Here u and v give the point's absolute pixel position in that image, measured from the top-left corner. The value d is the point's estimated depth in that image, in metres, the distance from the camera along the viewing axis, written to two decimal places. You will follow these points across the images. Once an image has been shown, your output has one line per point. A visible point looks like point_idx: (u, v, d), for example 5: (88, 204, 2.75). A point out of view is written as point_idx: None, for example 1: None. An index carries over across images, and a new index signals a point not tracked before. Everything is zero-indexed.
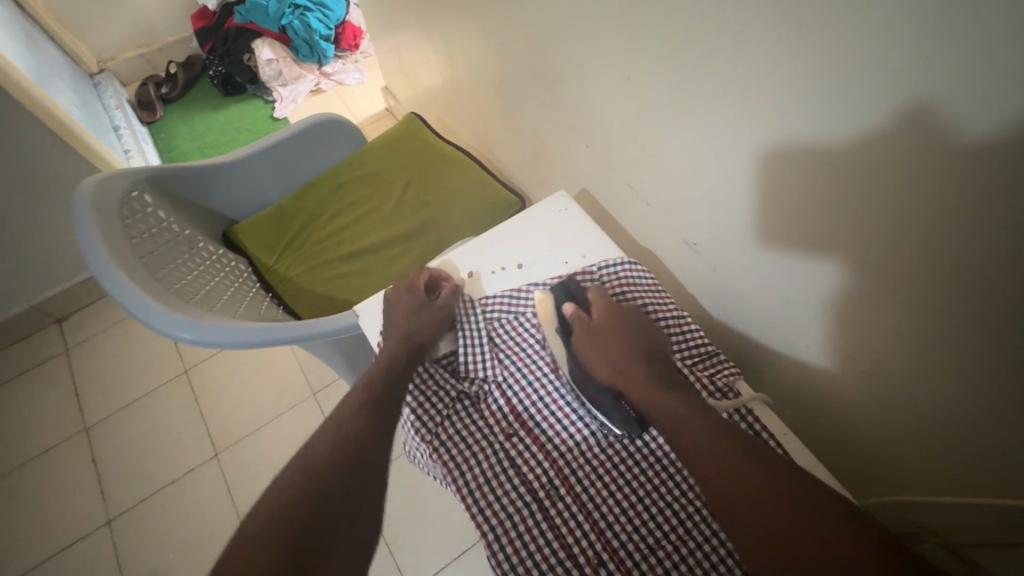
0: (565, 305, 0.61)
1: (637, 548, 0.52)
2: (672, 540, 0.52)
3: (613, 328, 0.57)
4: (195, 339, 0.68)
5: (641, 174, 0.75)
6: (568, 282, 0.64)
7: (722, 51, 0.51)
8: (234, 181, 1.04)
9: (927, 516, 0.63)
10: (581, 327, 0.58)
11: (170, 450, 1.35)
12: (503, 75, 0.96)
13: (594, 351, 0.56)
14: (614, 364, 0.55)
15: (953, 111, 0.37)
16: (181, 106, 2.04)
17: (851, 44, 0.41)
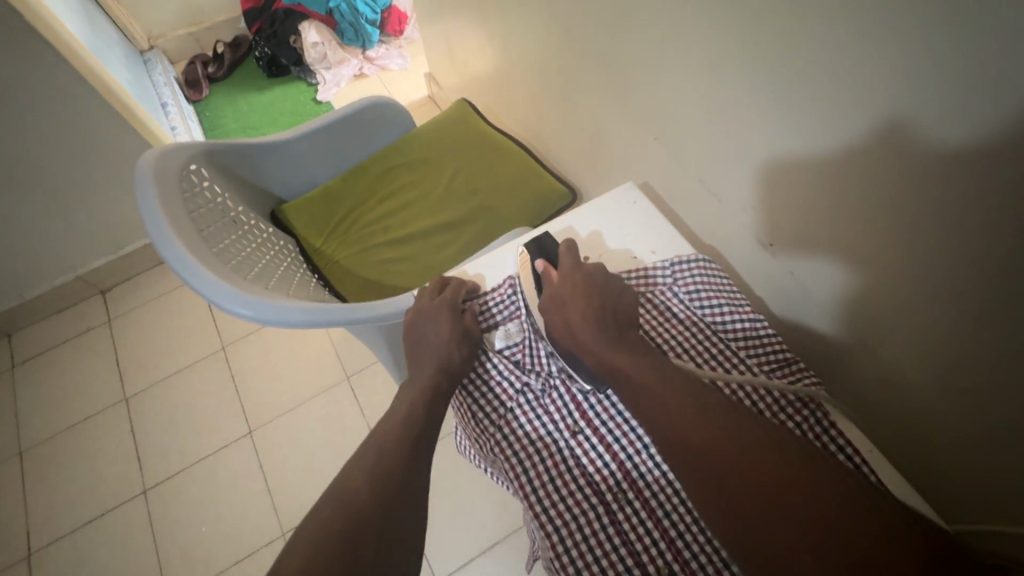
0: (535, 263, 0.61)
1: (710, 560, 0.49)
2: None
3: (571, 285, 0.56)
4: (251, 315, 0.67)
5: (711, 169, 0.71)
6: (541, 239, 0.64)
7: (827, 40, 0.47)
8: (285, 160, 1.04)
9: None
10: (547, 284, 0.58)
11: (205, 425, 1.37)
12: (563, 63, 0.93)
13: (551, 307, 0.56)
14: (566, 319, 0.54)
15: None
16: (226, 86, 2.06)
17: (1006, 32, 0.36)
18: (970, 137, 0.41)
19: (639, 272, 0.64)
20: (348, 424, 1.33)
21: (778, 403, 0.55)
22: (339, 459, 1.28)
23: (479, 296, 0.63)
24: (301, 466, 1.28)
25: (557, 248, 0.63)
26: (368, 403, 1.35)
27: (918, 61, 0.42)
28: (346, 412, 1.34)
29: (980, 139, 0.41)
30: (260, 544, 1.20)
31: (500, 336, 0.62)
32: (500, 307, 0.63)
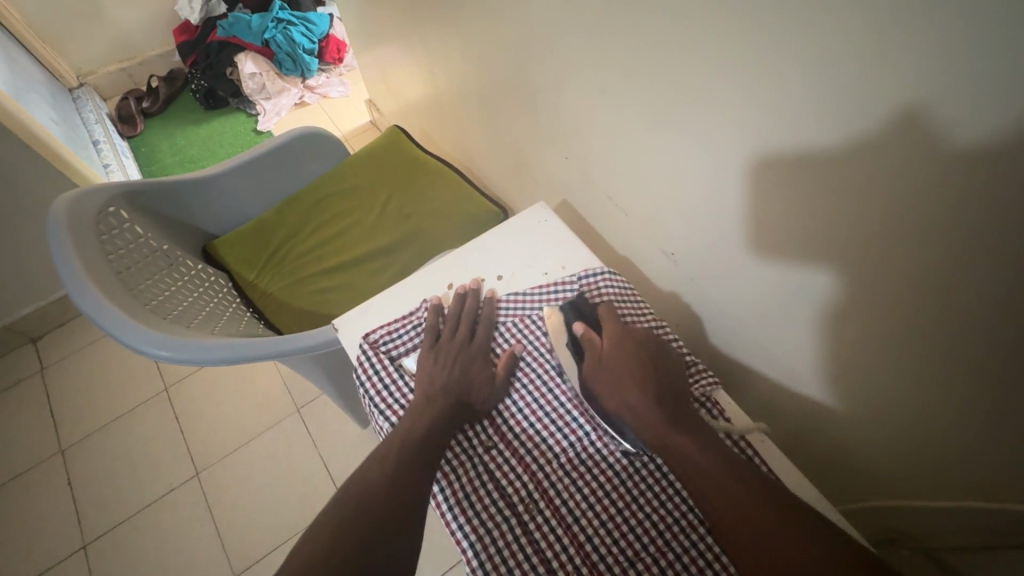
0: (575, 326, 0.61)
1: (617, 561, 0.51)
2: (652, 552, 0.51)
3: (625, 357, 0.56)
4: (171, 356, 0.66)
5: (619, 186, 0.75)
6: (576, 301, 0.64)
7: (696, 65, 0.52)
8: (215, 196, 1.04)
9: (912, 522, 0.63)
10: (591, 351, 0.58)
11: (149, 470, 1.32)
12: (484, 90, 0.97)
13: (602, 377, 0.56)
14: (620, 393, 0.55)
15: (937, 126, 0.37)
16: (162, 120, 2.02)
17: (824, 60, 0.41)
18: (816, 150, 0.46)
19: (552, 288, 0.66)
20: (299, 457, 1.30)
21: None
22: (290, 494, 1.26)
23: (398, 322, 0.65)
24: (252, 505, 1.25)
25: (594, 310, 0.63)
26: (319, 434, 1.33)
27: (766, 84, 0.46)
28: (297, 445, 1.32)
29: (823, 152, 0.45)
30: None
31: (413, 360, 0.64)
32: (415, 330, 0.65)
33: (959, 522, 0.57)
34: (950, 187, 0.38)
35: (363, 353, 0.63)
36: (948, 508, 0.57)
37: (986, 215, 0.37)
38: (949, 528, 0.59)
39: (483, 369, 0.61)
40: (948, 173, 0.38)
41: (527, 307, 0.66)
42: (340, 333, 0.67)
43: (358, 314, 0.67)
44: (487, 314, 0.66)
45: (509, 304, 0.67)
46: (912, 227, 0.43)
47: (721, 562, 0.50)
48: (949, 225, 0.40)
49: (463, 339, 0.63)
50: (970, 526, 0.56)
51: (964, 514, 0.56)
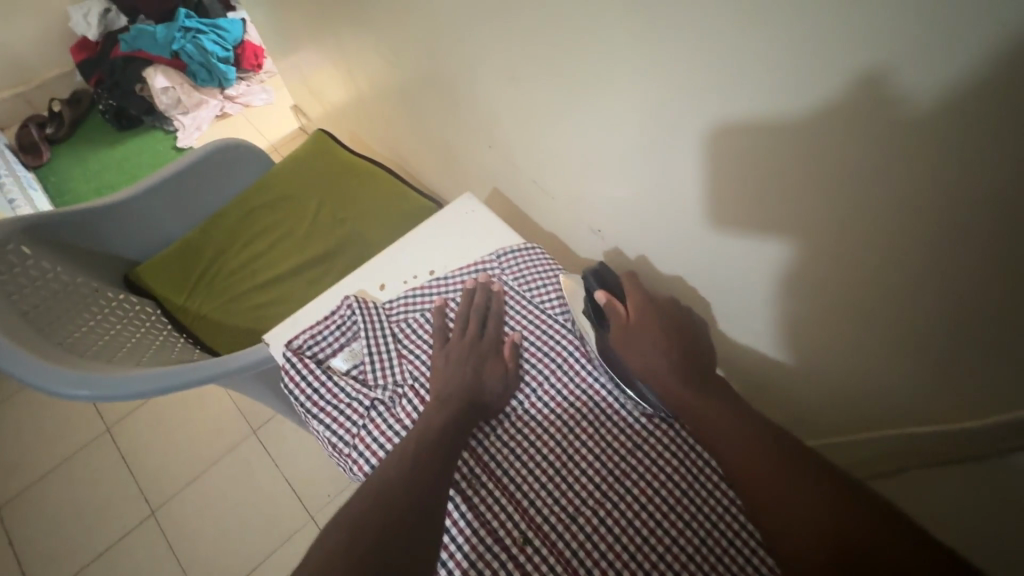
0: (597, 294, 0.59)
1: (561, 518, 0.52)
2: (592, 505, 0.53)
3: (653, 325, 0.55)
4: (93, 395, 0.63)
5: (543, 168, 0.76)
6: (600, 268, 0.62)
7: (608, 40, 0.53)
8: (131, 220, 0.98)
9: (849, 458, 0.63)
10: (614, 319, 0.57)
11: (100, 516, 1.25)
12: (404, 86, 0.95)
13: (626, 345, 0.55)
14: (647, 361, 0.53)
15: (808, 74, 0.40)
16: (70, 145, 1.89)
17: (711, 16, 0.43)
18: (724, 112, 0.48)
19: (475, 267, 0.66)
20: (261, 479, 1.26)
21: None
22: (254, 520, 1.22)
23: (318, 323, 0.61)
24: (215, 537, 1.20)
25: (618, 277, 0.61)
26: (278, 454, 1.30)
27: (672, 53, 0.48)
28: (257, 468, 1.28)
29: (731, 114, 0.47)
30: None
31: (340, 360, 0.60)
32: (340, 329, 0.61)
33: (897, 451, 0.56)
34: (843, 136, 0.40)
35: (287, 361, 0.59)
36: (881, 438, 0.57)
37: (877, 158, 0.40)
38: (887, 458, 0.58)
39: (497, 364, 0.59)
40: (843, 124, 0.40)
41: (448, 286, 0.65)
42: (271, 346, 0.62)
43: (288, 324, 0.63)
44: (496, 307, 0.63)
45: (432, 288, 0.65)
46: (809, 180, 0.45)
47: (653, 502, 0.53)
48: (842, 173, 0.42)
49: (475, 336, 0.60)
50: (910, 453, 0.55)
51: (899, 440, 0.56)
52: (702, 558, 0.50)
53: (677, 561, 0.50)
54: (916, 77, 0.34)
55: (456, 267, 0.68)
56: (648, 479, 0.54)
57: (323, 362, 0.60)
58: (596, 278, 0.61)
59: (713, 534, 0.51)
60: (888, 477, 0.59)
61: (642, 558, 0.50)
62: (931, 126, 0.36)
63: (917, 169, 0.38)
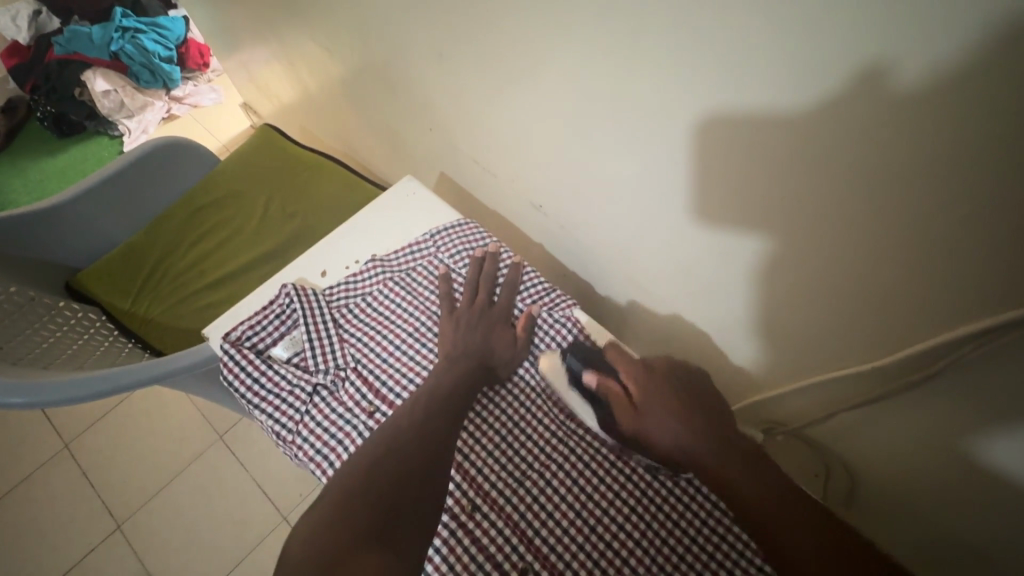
0: (587, 379, 0.56)
1: (507, 483, 0.53)
2: (537, 468, 0.54)
3: (661, 398, 0.51)
4: (30, 402, 0.61)
5: (486, 148, 0.76)
6: (577, 346, 0.59)
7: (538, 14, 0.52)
8: (67, 225, 0.95)
9: (780, 413, 0.64)
10: (615, 401, 0.54)
11: (63, 534, 1.21)
12: (346, 76, 0.94)
13: (635, 422, 0.52)
14: (664, 427, 0.50)
15: (712, 34, 0.41)
16: (8, 155, 1.81)
17: None
18: (650, 80, 0.48)
19: (410, 247, 0.66)
20: (230, 485, 1.24)
21: (549, 334, 0.61)
22: (225, 526, 1.20)
23: (257, 312, 0.61)
24: (185, 546, 1.18)
25: (603, 351, 0.58)
26: (247, 458, 1.28)
27: (594, 23, 0.48)
28: (226, 473, 1.26)
29: (657, 82, 0.48)
30: None
31: (282, 348, 0.60)
32: (279, 318, 0.61)
33: (822, 400, 0.58)
34: (758, 97, 0.41)
35: (227, 353, 0.58)
36: (806, 388, 0.58)
37: (787, 119, 0.41)
38: (814, 409, 0.59)
39: (505, 332, 0.60)
40: (758, 84, 0.41)
41: (386, 268, 0.64)
42: (211, 340, 0.61)
43: (227, 316, 0.62)
44: (511, 277, 0.63)
45: (370, 271, 0.64)
46: (731, 141, 0.46)
47: (596, 460, 0.54)
48: (759, 134, 0.43)
49: (485, 304, 0.61)
50: (833, 400, 0.57)
51: (824, 390, 0.57)
52: (642, 509, 0.51)
53: (620, 514, 0.51)
54: (809, 30, 0.35)
55: (395, 247, 0.67)
56: (590, 438, 0.55)
57: (263, 351, 0.60)
58: (582, 358, 0.58)
59: (652, 486, 0.52)
60: (817, 424, 0.60)
61: (588, 514, 0.51)
62: (834, 83, 0.36)
63: (822, 129, 0.39)
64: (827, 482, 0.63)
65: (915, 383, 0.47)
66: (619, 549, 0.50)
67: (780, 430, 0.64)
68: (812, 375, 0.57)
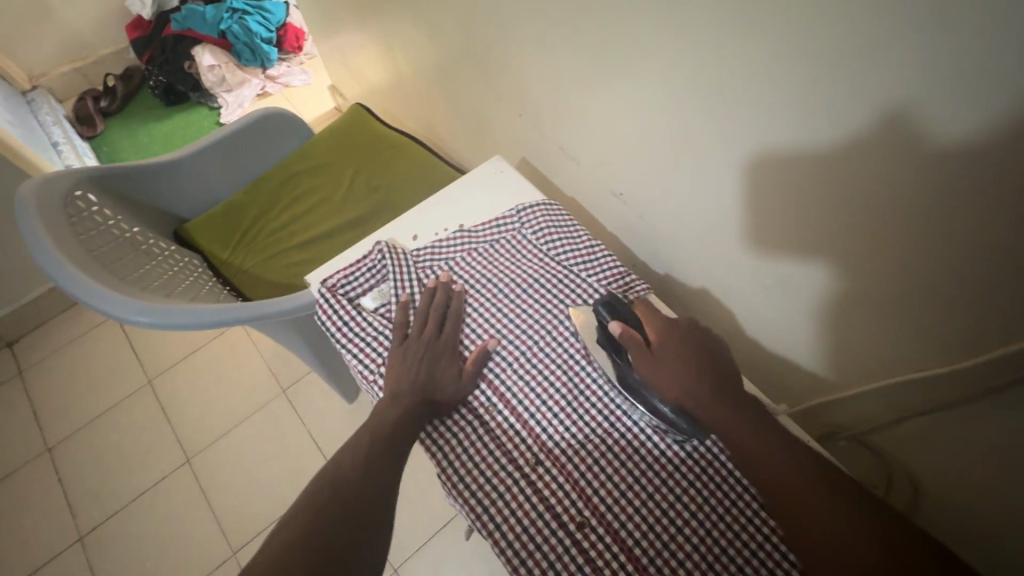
0: (613, 326, 0.55)
1: (570, 444, 0.56)
2: (600, 434, 0.56)
3: (675, 350, 0.53)
4: (152, 322, 0.70)
5: (570, 136, 0.80)
6: (610, 297, 0.58)
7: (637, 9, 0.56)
8: (181, 179, 1.06)
9: (843, 417, 0.65)
10: (637, 352, 0.53)
11: (140, 460, 1.34)
12: (440, 62, 1.00)
13: (656, 374, 0.52)
14: (678, 388, 0.51)
15: (817, 36, 0.43)
16: (122, 118, 2.00)
17: None
18: (739, 78, 0.51)
19: (495, 221, 0.70)
20: (288, 435, 1.33)
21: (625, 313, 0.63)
22: (281, 472, 1.29)
23: (353, 265, 0.67)
24: (245, 485, 1.28)
25: (630, 306, 0.58)
26: (306, 412, 1.36)
27: (698, 21, 0.51)
28: (286, 424, 1.35)
29: (748, 80, 0.50)
30: (210, 567, 1.19)
31: (370, 299, 0.66)
32: (371, 272, 0.66)
33: (889, 403, 0.58)
34: (845, 100, 0.44)
35: (323, 298, 0.64)
36: (875, 391, 0.59)
37: (878, 119, 0.43)
38: (881, 413, 0.60)
39: (450, 365, 0.58)
40: (849, 86, 0.43)
41: (470, 238, 0.69)
42: (311, 286, 0.67)
43: (327, 266, 0.69)
44: (455, 307, 0.63)
45: (457, 239, 0.69)
46: (822, 140, 0.48)
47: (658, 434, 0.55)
48: (847, 134, 0.45)
49: (432, 334, 0.60)
50: (899, 406, 0.58)
51: (895, 394, 0.57)
52: (701, 485, 0.53)
53: (679, 485, 0.53)
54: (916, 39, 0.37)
55: (481, 221, 0.72)
56: None
57: (354, 300, 0.66)
58: (610, 308, 0.57)
59: (713, 464, 0.54)
60: (884, 429, 0.60)
61: (647, 482, 0.53)
62: (928, 84, 0.38)
63: (915, 128, 0.41)
64: (890, 491, 0.63)
65: (991, 391, 0.48)
66: (674, 518, 0.51)
67: (845, 435, 0.65)
68: (882, 378, 0.58)
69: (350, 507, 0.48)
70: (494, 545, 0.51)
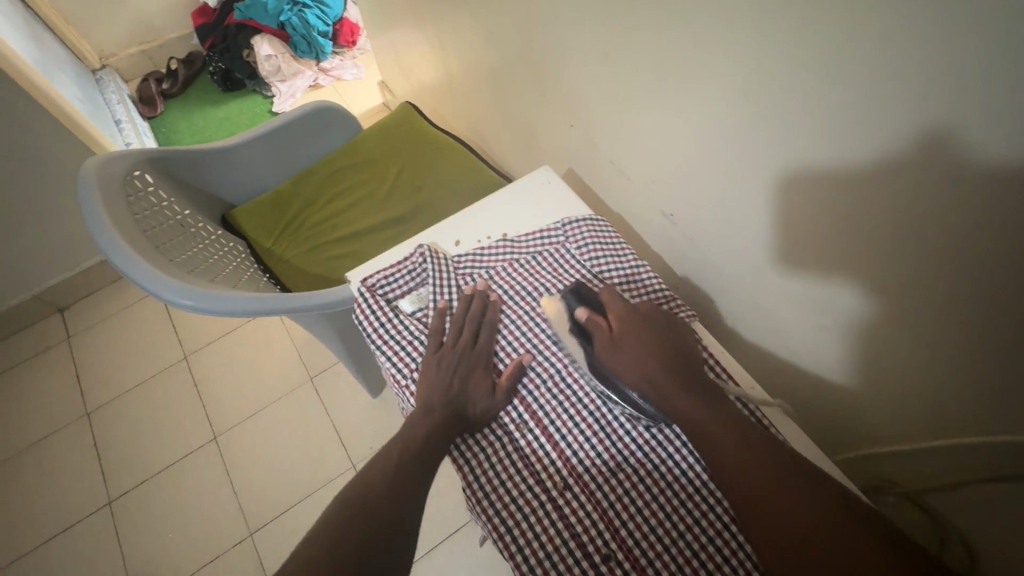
0: (578, 312, 0.58)
1: (601, 471, 0.54)
2: (633, 463, 0.54)
3: (635, 331, 0.55)
4: (195, 305, 0.72)
5: (622, 151, 0.78)
6: (579, 287, 0.61)
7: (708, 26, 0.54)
8: (232, 165, 1.08)
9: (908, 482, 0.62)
10: (599, 334, 0.56)
11: (170, 433, 1.38)
12: (493, 66, 0.99)
13: (615, 354, 0.55)
14: (636, 366, 0.53)
15: (907, 74, 0.40)
16: (181, 101, 2.07)
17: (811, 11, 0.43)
18: (811, 108, 0.48)
19: (540, 233, 0.69)
20: (312, 424, 1.35)
21: None
22: (303, 460, 1.30)
23: (394, 266, 0.66)
24: (267, 469, 1.30)
25: (596, 294, 0.61)
26: (331, 402, 1.38)
27: (773, 47, 0.48)
28: (310, 412, 1.37)
29: (820, 112, 0.47)
30: (228, 546, 1.21)
31: (408, 302, 0.65)
32: (410, 275, 0.66)
33: (951, 463, 0.55)
34: (940, 140, 0.40)
35: (362, 298, 0.64)
36: (937, 448, 0.56)
37: (965, 165, 0.39)
38: (942, 472, 0.56)
39: (483, 380, 0.57)
40: (936, 127, 0.40)
41: (513, 248, 0.68)
42: (351, 283, 0.68)
43: (368, 265, 0.69)
44: (492, 322, 0.62)
45: (499, 248, 0.68)
46: (902, 182, 0.44)
47: (694, 469, 0.53)
48: (931, 175, 0.42)
49: (466, 346, 0.59)
50: (962, 468, 0.54)
51: (959, 454, 0.54)
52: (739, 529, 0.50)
53: (713, 527, 0.50)
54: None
55: (525, 232, 0.71)
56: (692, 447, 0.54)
57: (392, 301, 0.66)
58: (576, 297, 0.60)
59: None
60: (942, 490, 0.57)
61: (679, 519, 0.51)
62: None
63: (1012, 180, 0.37)
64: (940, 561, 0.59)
65: None
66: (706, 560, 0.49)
67: (896, 490, 0.62)
68: (948, 436, 0.54)
69: (373, 515, 0.48)
70: (514, 567, 0.50)
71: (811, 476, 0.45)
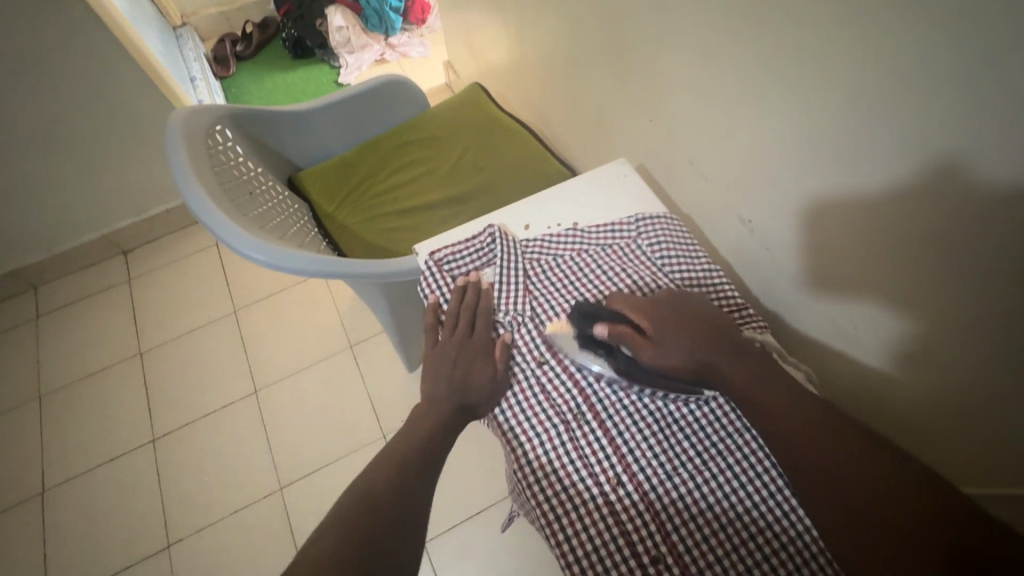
0: (597, 331, 0.55)
1: (655, 473, 0.53)
2: (689, 469, 0.53)
3: (666, 321, 0.54)
4: (266, 261, 0.74)
5: (701, 151, 0.76)
6: (581, 307, 0.58)
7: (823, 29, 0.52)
8: (304, 129, 1.11)
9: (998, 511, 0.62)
10: (633, 346, 0.53)
11: (214, 381, 1.43)
12: (571, 54, 0.98)
13: (659, 354, 0.52)
14: (680, 351, 0.52)
15: None
16: (253, 63, 2.13)
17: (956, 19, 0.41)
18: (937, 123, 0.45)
19: (611, 226, 0.68)
20: (349, 389, 1.38)
21: None
22: (337, 423, 1.34)
23: (462, 243, 0.66)
24: (301, 428, 1.34)
25: (606, 305, 0.57)
26: (369, 371, 1.41)
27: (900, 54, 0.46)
28: (348, 378, 1.40)
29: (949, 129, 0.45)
30: (259, 495, 1.26)
31: None
32: (478, 253, 0.66)
33: None
34: None
35: (428, 271, 0.64)
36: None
37: None
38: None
39: (482, 368, 0.57)
40: None
41: (583, 238, 0.67)
42: (419, 254, 0.68)
43: (436, 239, 0.69)
44: (484, 305, 0.60)
45: (569, 237, 0.67)
46: None
47: (754, 483, 0.51)
48: None
49: (464, 334, 0.59)
50: None
51: None
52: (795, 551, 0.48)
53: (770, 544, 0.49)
54: None
55: (595, 224, 0.70)
56: (752, 461, 0.52)
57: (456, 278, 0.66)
58: (585, 317, 0.57)
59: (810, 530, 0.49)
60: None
61: (732, 532, 0.50)
62: None
63: None
64: None
65: None
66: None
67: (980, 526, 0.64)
68: None
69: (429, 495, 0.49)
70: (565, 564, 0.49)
71: (891, 474, 0.44)
